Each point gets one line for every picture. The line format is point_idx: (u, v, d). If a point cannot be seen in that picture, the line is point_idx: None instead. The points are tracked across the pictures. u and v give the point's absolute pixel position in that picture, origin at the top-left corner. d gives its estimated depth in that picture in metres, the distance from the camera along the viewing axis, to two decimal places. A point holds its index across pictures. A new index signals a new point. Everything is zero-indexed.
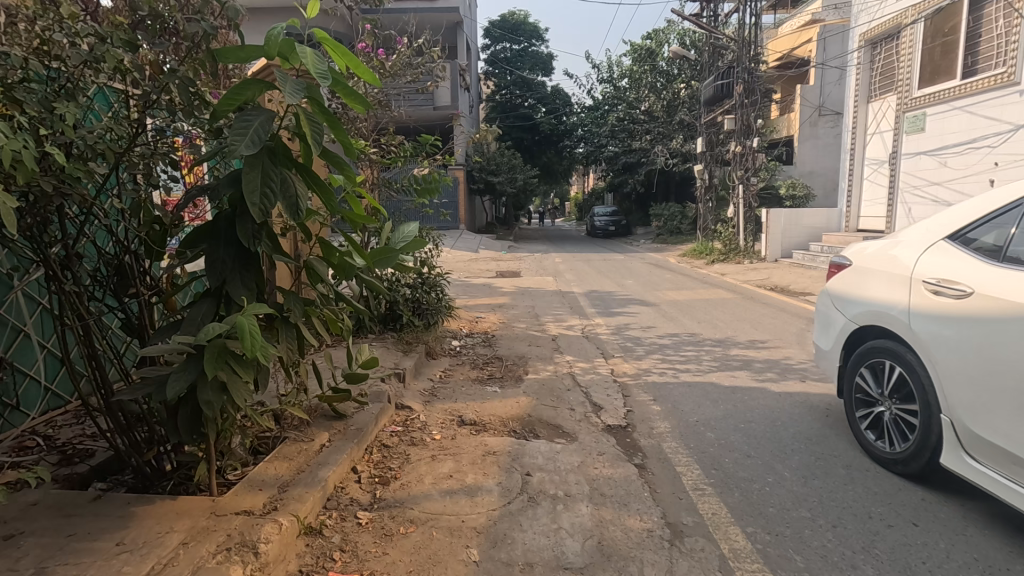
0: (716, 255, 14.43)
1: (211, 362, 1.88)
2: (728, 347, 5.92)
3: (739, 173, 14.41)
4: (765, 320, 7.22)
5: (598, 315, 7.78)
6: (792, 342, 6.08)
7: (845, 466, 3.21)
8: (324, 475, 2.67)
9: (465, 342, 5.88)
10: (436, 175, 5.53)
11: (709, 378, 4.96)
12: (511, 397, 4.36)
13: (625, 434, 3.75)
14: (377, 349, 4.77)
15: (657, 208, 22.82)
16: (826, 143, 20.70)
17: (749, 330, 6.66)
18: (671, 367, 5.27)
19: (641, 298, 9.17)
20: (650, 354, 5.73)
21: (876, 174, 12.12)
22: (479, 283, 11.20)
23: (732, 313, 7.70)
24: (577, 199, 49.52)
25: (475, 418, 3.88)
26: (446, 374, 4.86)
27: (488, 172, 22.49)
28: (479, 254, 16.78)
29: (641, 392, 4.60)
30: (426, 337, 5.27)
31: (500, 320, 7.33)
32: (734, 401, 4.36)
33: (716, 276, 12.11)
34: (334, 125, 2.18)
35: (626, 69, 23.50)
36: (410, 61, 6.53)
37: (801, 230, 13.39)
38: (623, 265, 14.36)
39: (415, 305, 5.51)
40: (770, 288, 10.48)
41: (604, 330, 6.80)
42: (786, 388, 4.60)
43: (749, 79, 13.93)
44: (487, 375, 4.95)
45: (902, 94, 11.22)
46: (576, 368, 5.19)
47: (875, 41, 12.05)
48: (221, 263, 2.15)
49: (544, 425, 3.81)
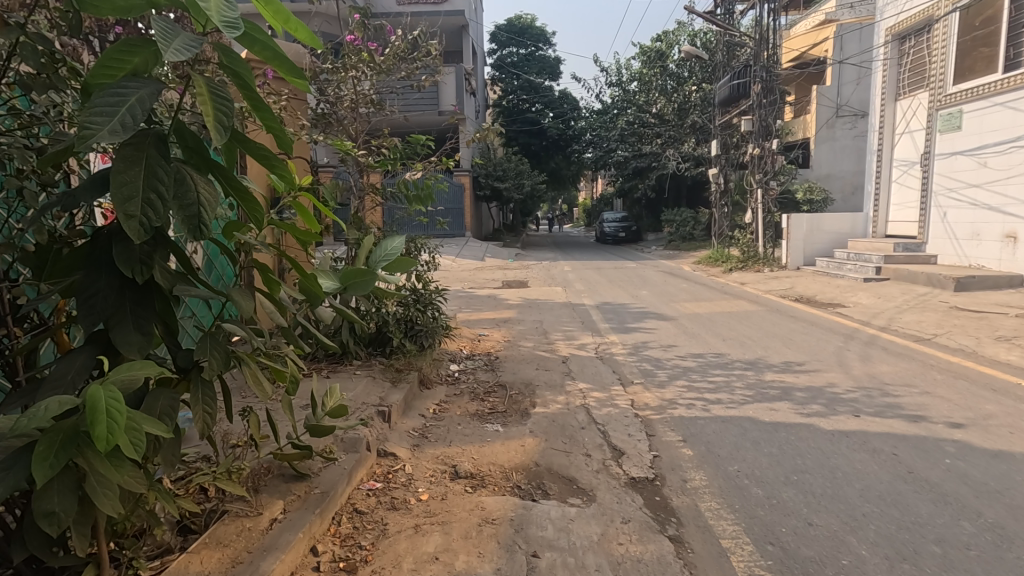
0: (733, 262, 13.72)
1: (49, 453, 1.25)
2: (762, 371, 5.24)
3: (757, 176, 13.72)
4: (798, 337, 6.52)
5: (612, 331, 7.14)
6: (834, 364, 5.38)
7: (937, 542, 2.53)
8: (268, 568, 2.04)
9: (464, 367, 5.25)
10: (430, 180, 4.93)
11: (745, 411, 4.28)
12: (515, 439, 3.70)
13: (652, 489, 3.08)
14: (361, 380, 4.15)
15: (668, 214, 22.11)
16: (843, 145, 19.93)
17: (783, 349, 5.98)
18: (699, 397, 4.59)
19: (658, 311, 8.52)
20: (675, 380, 5.06)
21: (907, 176, 11.39)
22: (484, 295, 10.57)
23: (760, 329, 7.02)
24: (584, 206, 48.86)
25: (472, 468, 3.24)
26: (442, 409, 4.22)
27: (495, 178, 21.92)
28: (484, 263, 16.19)
29: (668, 431, 3.93)
30: (420, 363, 4.63)
31: (506, 338, 6.70)
32: (780, 442, 3.68)
33: (735, 285, 11.42)
34: (258, 105, 1.55)
35: (635, 72, 22.94)
36: (405, 55, 5.96)
37: (824, 236, 12.65)
38: (635, 274, 13.69)
39: (408, 326, 4.87)
40: (795, 298, 9.78)
41: (621, 350, 6.15)
42: (839, 425, 3.91)
43: (767, 78, 13.30)
44: (489, 408, 4.32)
45: (934, 90, 10.51)
46: (591, 398, 4.54)
47: (904, 35, 11.38)
48: (100, 298, 1.50)
49: (554, 478, 3.17)
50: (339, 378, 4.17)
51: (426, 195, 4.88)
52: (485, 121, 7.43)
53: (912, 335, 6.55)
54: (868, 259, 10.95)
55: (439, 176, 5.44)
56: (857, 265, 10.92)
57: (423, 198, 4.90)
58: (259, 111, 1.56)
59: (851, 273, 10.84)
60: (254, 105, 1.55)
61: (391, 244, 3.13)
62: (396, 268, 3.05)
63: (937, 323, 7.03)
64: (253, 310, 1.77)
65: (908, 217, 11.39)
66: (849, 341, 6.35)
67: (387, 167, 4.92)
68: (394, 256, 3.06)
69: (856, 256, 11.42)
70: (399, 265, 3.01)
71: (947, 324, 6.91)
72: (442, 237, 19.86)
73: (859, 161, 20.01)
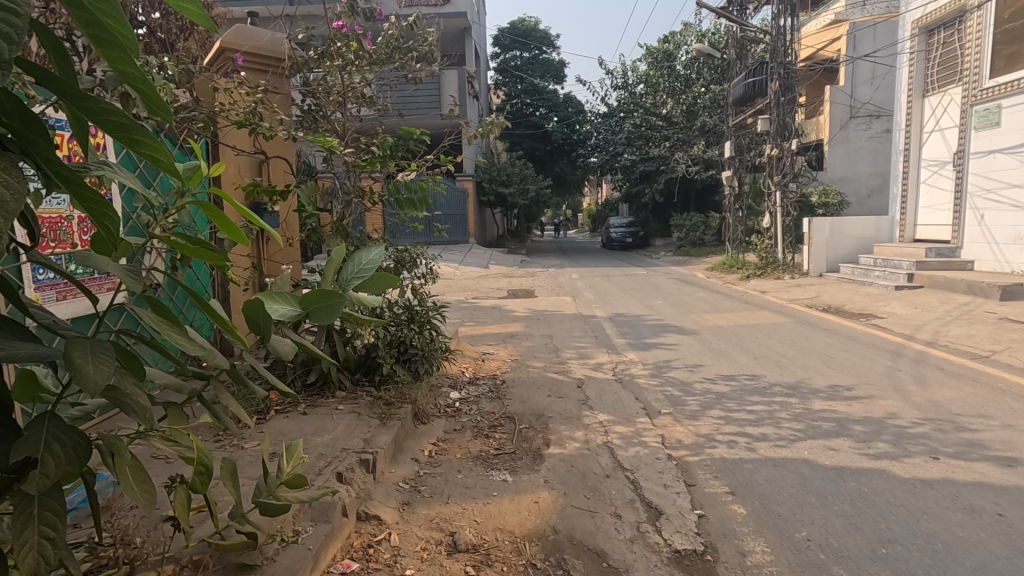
0: (751, 269, 13.04)
1: None
2: (807, 398, 4.56)
3: (775, 178, 13.04)
4: (840, 355, 5.83)
5: (630, 348, 6.47)
6: (890, 390, 4.69)
7: None
8: None
9: (466, 394, 4.60)
10: (425, 181, 4.31)
11: (799, 451, 3.60)
12: (527, 493, 3.03)
13: (705, 568, 2.42)
14: (344, 417, 3.51)
15: (677, 218, 21.42)
16: (857, 147, 19.22)
17: (825, 370, 5.30)
18: (741, 432, 3.92)
19: (677, 323, 7.85)
20: (710, 409, 4.39)
21: (938, 176, 10.71)
22: (488, 306, 9.94)
23: (794, 345, 6.33)
24: (590, 213, 48.15)
25: (474, 539, 2.57)
26: (439, 450, 3.58)
27: (499, 183, 21.22)
28: (489, 271, 15.56)
29: (710, 478, 3.27)
30: (414, 394, 3.99)
31: (514, 357, 6.05)
32: (853, 495, 3.00)
33: (755, 294, 10.74)
34: (100, 38, 0.97)
35: (642, 74, 22.36)
36: (399, 44, 5.32)
37: (847, 241, 11.95)
38: (647, 281, 13.02)
39: (401, 349, 4.22)
40: (823, 308, 9.09)
41: (642, 372, 5.49)
42: (920, 473, 3.23)
43: (785, 75, 12.62)
44: (495, 448, 3.66)
45: (968, 85, 9.83)
46: (614, 435, 3.88)
47: (932, 27, 10.74)
48: None
49: (578, 551, 2.52)
50: (317, 415, 3.52)
51: (421, 196, 4.23)
52: (492, 116, 6.69)
53: (967, 352, 5.85)
54: (898, 265, 10.25)
55: (435, 177, 4.80)
56: (887, 272, 10.22)
57: (420, 202, 4.28)
58: (103, 51, 0.98)
59: (881, 281, 10.13)
60: (94, 41, 0.97)
61: (367, 255, 2.44)
62: (374, 286, 2.33)
63: (991, 338, 6.32)
64: (99, 387, 1.01)
65: (939, 220, 10.70)
66: (897, 360, 5.66)
67: (375, 171, 4.29)
68: (369, 272, 2.36)
69: (884, 261, 10.71)
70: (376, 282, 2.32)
71: (1004, 339, 6.20)
72: (444, 244, 19.22)
73: (875, 163, 19.26)
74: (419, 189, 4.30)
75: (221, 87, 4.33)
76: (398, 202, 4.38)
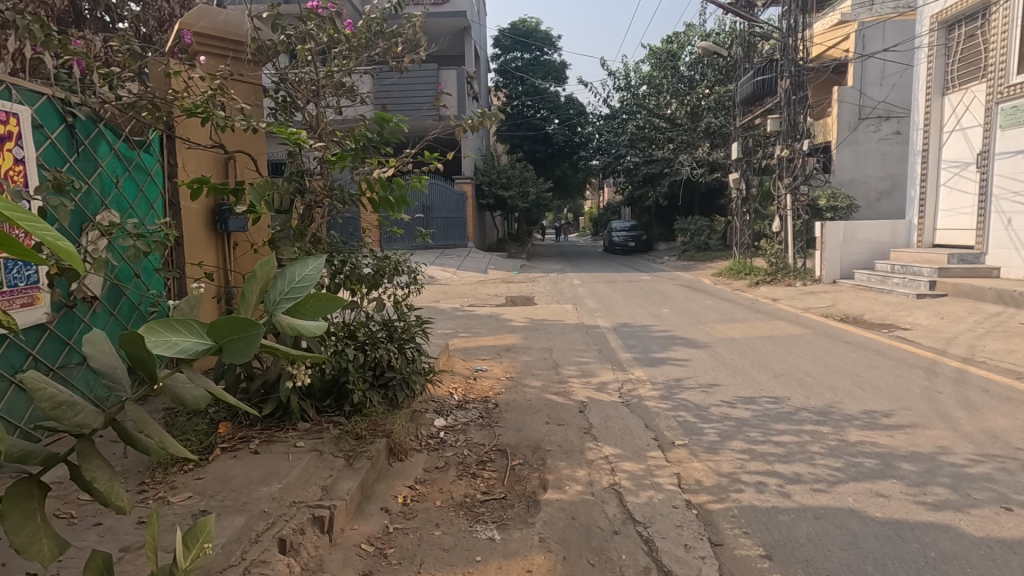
0: (761, 275, 12.50)
1: None
2: (841, 427, 4.01)
3: (786, 181, 12.49)
4: (870, 374, 5.28)
5: (637, 364, 5.91)
6: (934, 417, 4.13)
7: None
8: None
9: (453, 422, 4.06)
10: (403, 179, 3.76)
11: (843, 496, 3.04)
12: (517, 558, 2.47)
13: None
14: (302, 457, 2.97)
15: (681, 222, 20.89)
16: (866, 149, 18.67)
17: (858, 394, 4.75)
18: (770, 471, 3.36)
19: (687, 335, 7.30)
20: (732, 441, 3.83)
21: (959, 178, 10.18)
22: (485, 314, 9.40)
23: (817, 362, 5.77)
24: (592, 217, 47.60)
25: None
26: (416, 496, 3.03)
27: (499, 185, 20.70)
28: (488, 276, 15.05)
29: (742, 536, 2.70)
30: (389, 425, 3.45)
31: (509, 376, 5.49)
32: (921, 563, 2.44)
33: (766, 302, 10.20)
34: None
35: (645, 75, 21.91)
36: (382, 28, 4.81)
37: (862, 246, 11.40)
38: (652, 288, 12.48)
39: (376, 372, 3.68)
40: (841, 318, 8.54)
41: (651, 393, 4.94)
42: (997, 531, 2.67)
43: (796, 73, 12.07)
44: (482, 493, 3.12)
45: (993, 82, 9.30)
46: (623, 474, 3.32)
47: (952, 22, 10.24)
48: None
49: None
50: (270, 455, 2.96)
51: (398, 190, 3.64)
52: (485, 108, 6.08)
53: (1009, 370, 5.31)
54: (918, 272, 9.71)
55: (418, 176, 4.25)
56: (906, 280, 9.66)
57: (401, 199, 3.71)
58: None
59: (900, 288, 9.57)
60: None
61: (303, 269, 1.83)
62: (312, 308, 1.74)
63: None
64: None
65: (961, 224, 10.17)
66: (934, 379, 5.11)
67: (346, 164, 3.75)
68: (304, 291, 1.77)
69: (903, 268, 10.17)
70: (316, 306, 1.81)
71: None
72: (442, 248, 18.71)
73: (885, 166, 18.73)
74: (396, 185, 3.74)
75: (176, 70, 3.77)
76: (373, 199, 3.82)
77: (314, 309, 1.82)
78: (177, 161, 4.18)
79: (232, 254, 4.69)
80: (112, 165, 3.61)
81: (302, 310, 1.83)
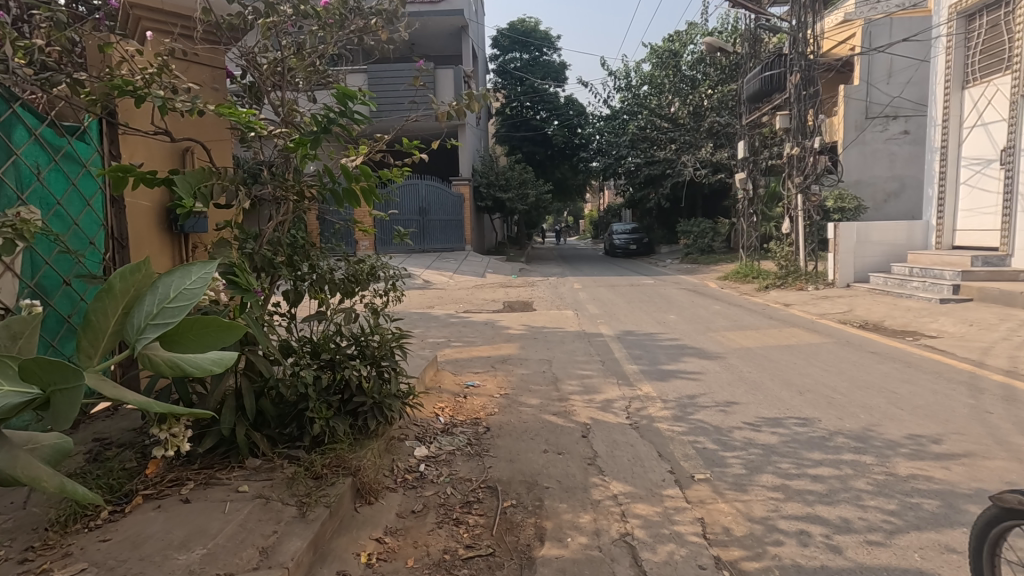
0: (771, 279, 11.95)
1: None
2: (885, 456, 3.46)
3: (796, 180, 11.93)
4: (904, 390, 4.74)
5: (644, 379, 5.36)
6: (992, 444, 3.60)
7: None
8: None
9: (435, 453, 3.51)
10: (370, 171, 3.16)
11: (906, 552, 2.49)
12: None
13: None
14: (241, 506, 2.41)
15: (684, 225, 20.37)
16: (874, 149, 18.17)
17: (896, 415, 4.21)
18: (813, 516, 2.81)
19: (697, 344, 6.77)
20: (761, 474, 3.27)
21: (981, 176, 9.67)
22: (481, 321, 8.85)
23: (843, 375, 5.23)
24: (593, 220, 47.10)
25: None
26: (383, 554, 2.46)
27: (498, 188, 20.13)
28: (485, 281, 14.52)
29: None
30: (358, 461, 2.89)
31: (503, 393, 4.93)
32: None
33: (777, 307, 9.66)
34: None
35: (646, 75, 21.44)
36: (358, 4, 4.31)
37: (877, 248, 10.88)
38: (657, 293, 11.92)
39: (343, 395, 3.14)
40: (859, 325, 8.02)
41: (662, 414, 4.38)
42: None
43: (808, 67, 11.51)
44: (465, 549, 2.55)
45: (1018, 74, 8.79)
46: (635, 521, 2.78)
47: (973, 11, 9.71)
48: None
49: None
50: (203, 505, 2.40)
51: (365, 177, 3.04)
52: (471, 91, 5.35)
53: None
54: (940, 275, 9.19)
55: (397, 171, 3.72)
56: (927, 283, 9.14)
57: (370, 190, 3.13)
58: None
59: (920, 293, 9.05)
60: None
61: (185, 279, 1.46)
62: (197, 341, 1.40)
63: None
64: None
65: (983, 224, 9.65)
66: (979, 395, 4.57)
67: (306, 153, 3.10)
68: (178, 309, 1.40)
69: (923, 271, 9.66)
70: (202, 335, 1.41)
71: None
72: (439, 252, 18.16)
73: (894, 167, 18.18)
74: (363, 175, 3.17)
75: (114, 45, 3.24)
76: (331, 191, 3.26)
77: (198, 340, 1.42)
78: (121, 152, 3.65)
79: (191, 254, 4.18)
80: (30, 156, 3.06)
81: (185, 343, 1.43)
